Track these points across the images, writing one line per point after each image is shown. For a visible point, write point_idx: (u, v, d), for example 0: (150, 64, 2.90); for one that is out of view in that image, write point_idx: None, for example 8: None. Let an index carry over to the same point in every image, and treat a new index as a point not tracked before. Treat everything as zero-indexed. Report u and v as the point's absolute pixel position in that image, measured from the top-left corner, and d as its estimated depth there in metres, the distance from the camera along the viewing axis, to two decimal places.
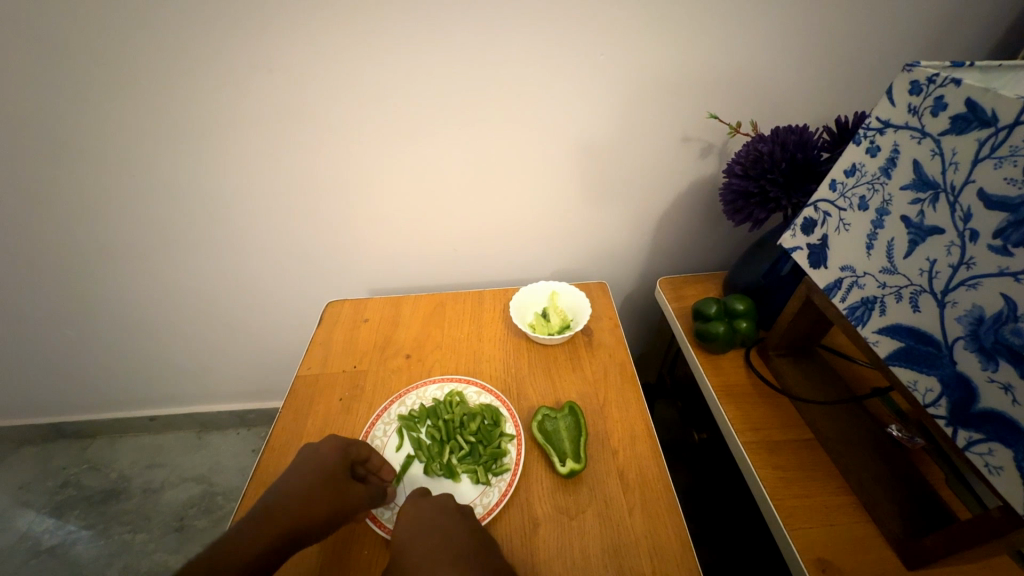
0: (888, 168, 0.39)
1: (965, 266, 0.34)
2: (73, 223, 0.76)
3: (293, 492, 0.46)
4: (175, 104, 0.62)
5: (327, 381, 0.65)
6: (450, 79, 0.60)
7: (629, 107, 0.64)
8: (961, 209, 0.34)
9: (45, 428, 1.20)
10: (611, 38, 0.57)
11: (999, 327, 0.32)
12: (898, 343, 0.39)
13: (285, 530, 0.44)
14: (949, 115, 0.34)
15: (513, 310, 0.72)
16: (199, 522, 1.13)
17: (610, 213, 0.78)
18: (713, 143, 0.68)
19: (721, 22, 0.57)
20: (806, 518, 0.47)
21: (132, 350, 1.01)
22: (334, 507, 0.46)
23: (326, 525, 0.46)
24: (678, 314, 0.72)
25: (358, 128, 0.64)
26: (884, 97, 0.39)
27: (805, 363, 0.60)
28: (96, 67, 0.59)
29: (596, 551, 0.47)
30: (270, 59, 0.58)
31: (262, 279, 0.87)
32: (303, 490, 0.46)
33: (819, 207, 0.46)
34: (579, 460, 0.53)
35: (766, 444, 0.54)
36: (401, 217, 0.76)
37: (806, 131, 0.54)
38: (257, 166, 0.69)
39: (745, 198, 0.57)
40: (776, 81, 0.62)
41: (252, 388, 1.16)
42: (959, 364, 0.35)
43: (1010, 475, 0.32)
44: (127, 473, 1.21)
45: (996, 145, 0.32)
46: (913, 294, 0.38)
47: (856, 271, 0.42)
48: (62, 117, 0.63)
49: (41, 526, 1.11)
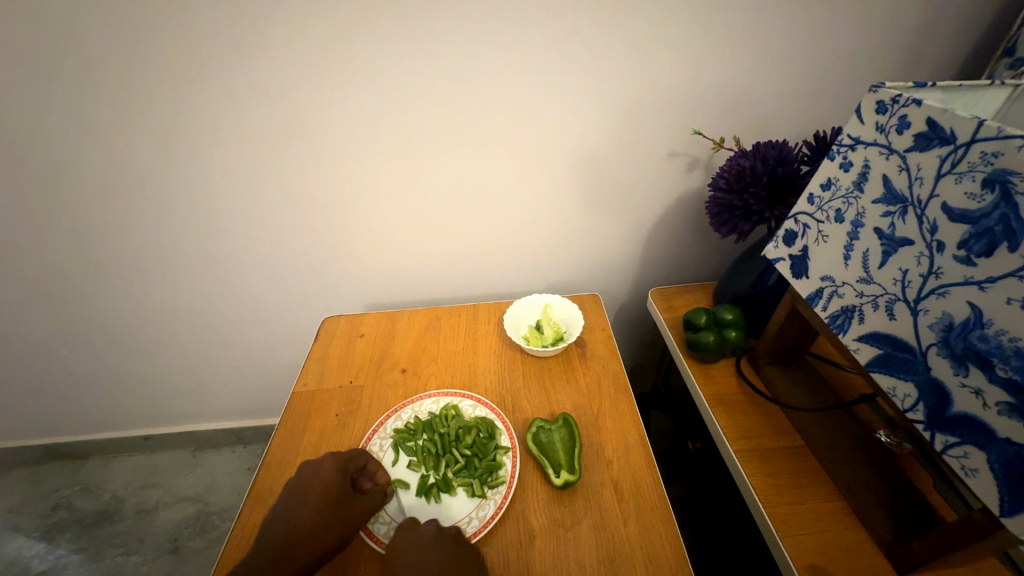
0: (860, 183, 0.41)
1: (934, 275, 0.35)
2: (72, 244, 0.77)
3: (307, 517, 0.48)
4: (177, 129, 0.64)
5: (323, 397, 0.66)
6: (442, 99, 0.62)
7: (617, 124, 0.66)
8: (928, 221, 0.36)
9: (39, 449, 1.19)
10: (596, 61, 0.60)
11: (968, 333, 0.33)
12: (877, 350, 0.40)
13: (302, 560, 0.46)
14: (913, 133, 0.36)
15: (508, 323, 0.73)
16: (194, 543, 1.11)
17: (601, 226, 0.80)
18: (698, 158, 0.71)
19: (701, 44, 0.59)
20: (797, 525, 0.48)
21: (127, 369, 1.01)
22: (341, 529, 0.48)
23: (337, 546, 0.48)
24: (669, 324, 0.74)
25: (353, 146, 0.66)
26: (854, 115, 0.41)
27: (794, 371, 0.61)
28: (100, 93, 0.60)
29: (592, 562, 0.47)
30: (268, 82, 0.60)
31: (258, 295, 0.88)
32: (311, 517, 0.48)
33: (798, 220, 0.47)
34: (573, 471, 0.54)
35: (758, 451, 0.55)
36: (396, 232, 0.78)
37: (786, 146, 0.56)
38: (254, 186, 0.70)
39: (730, 211, 0.58)
40: (757, 99, 0.65)
41: (248, 405, 1.16)
42: (933, 370, 0.36)
43: (985, 476, 0.33)
44: (121, 494, 1.19)
45: (955, 161, 0.34)
46: (889, 303, 0.39)
47: (835, 281, 0.44)
48: (64, 141, 0.65)
49: (32, 550, 1.09)
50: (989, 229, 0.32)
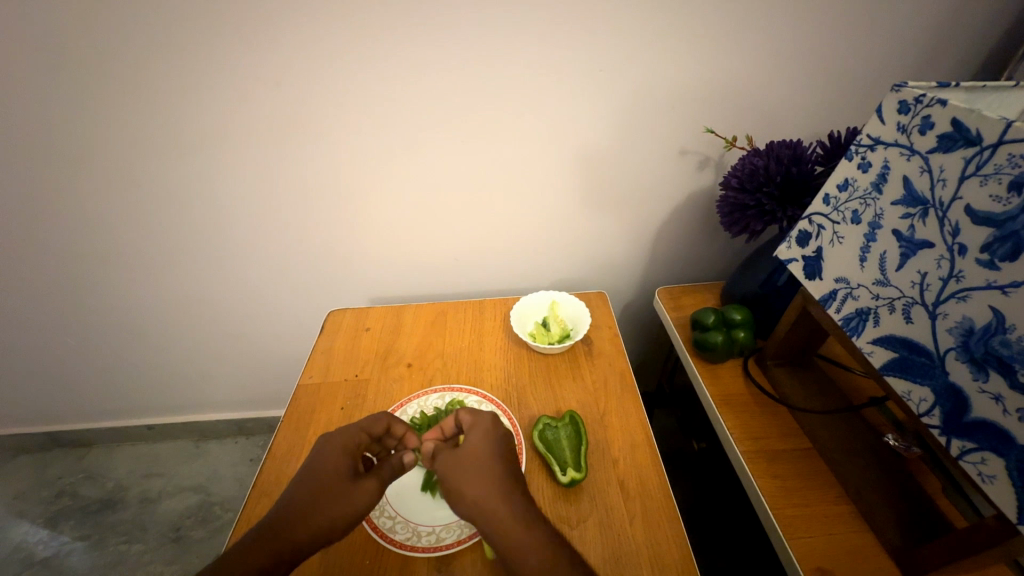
0: (880, 183, 0.41)
1: (955, 279, 0.35)
2: (78, 232, 0.76)
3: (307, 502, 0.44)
4: (185, 119, 0.63)
5: (329, 390, 0.66)
6: (452, 91, 0.61)
7: (630, 119, 0.65)
8: (950, 224, 0.35)
9: (42, 437, 1.19)
10: (609, 55, 0.59)
11: (989, 338, 0.33)
12: (892, 353, 0.40)
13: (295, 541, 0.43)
14: (937, 134, 0.36)
15: (514, 319, 0.73)
16: (196, 532, 1.12)
17: (610, 223, 0.79)
18: (710, 156, 0.70)
19: (715, 40, 0.58)
20: (805, 527, 0.47)
21: (131, 359, 1.01)
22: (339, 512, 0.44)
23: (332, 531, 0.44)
24: (676, 324, 0.73)
25: (361, 138, 0.65)
26: (874, 115, 0.41)
27: (803, 373, 0.61)
28: (109, 81, 0.60)
29: (598, 560, 0.47)
30: (278, 72, 0.59)
31: (263, 287, 0.88)
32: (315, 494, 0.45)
33: (813, 220, 0.47)
34: (580, 469, 0.53)
35: (765, 453, 0.54)
36: (403, 226, 0.77)
37: (800, 145, 0.55)
38: (261, 177, 0.70)
39: (742, 210, 0.58)
40: (771, 98, 0.64)
41: (251, 396, 1.16)
42: (951, 375, 0.36)
43: (1003, 483, 0.33)
44: (124, 483, 1.20)
45: (981, 163, 0.33)
46: (905, 306, 0.39)
47: (850, 283, 0.43)
48: (71, 129, 0.64)
49: (36, 536, 1.10)
50: (1015, 233, 0.31)
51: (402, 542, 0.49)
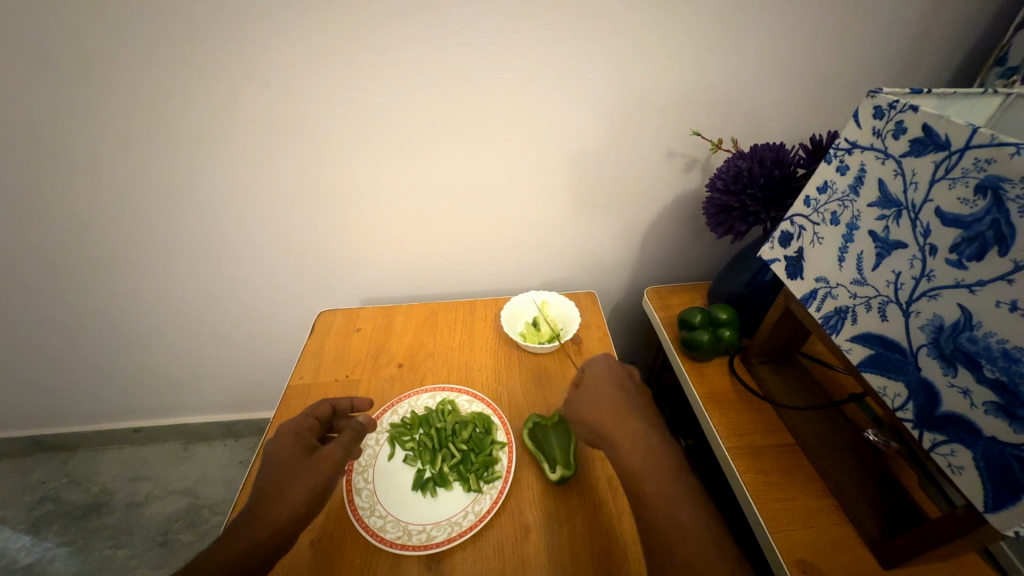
0: (856, 186, 0.42)
1: (926, 278, 0.36)
2: (61, 233, 0.75)
3: (273, 487, 0.45)
4: (172, 119, 0.63)
5: (320, 390, 0.66)
6: (442, 93, 0.62)
7: (618, 122, 0.67)
8: (922, 225, 0.37)
9: (24, 441, 1.17)
10: (598, 60, 0.60)
11: (958, 335, 0.34)
12: (869, 350, 0.41)
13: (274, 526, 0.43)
14: (909, 139, 0.37)
15: (505, 319, 0.74)
16: (184, 536, 1.11)
17: (599, 224, 0.80)
18: (696, 158, 0.71)
19: (701, 45, 0.60)
20: (787, 520, 0.49)
21: (117, 361, 1.00)
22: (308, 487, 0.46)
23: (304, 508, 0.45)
24: (664, 323, 0.74)
25: (351, 139, 0.66)
26: (851, 120, 0.42)
27: (787, 370, 0.62)
28: (93, 80, 0.59)
29: (588, 556, 0.48)
30: (266, 73, 0.59)
31: (253, 288, 0.87)
32: (277, 481, 0.45)
33: (794, 222, 0.48)
34: (569, 466, 0.54)
35: (750, 449, 0.55)
36: (394, 228, 0.78)
37: (783, 148, 0.57)
38: (250, 178, 0.70)
39: (727, 211, 0.59)
40: (755, 102, 0.66)
41: (241, 398, 1.15)
42: (923, 370, 0.37)
43: (971, 473, 0.34)
44: (110, 487, 1.18)
45: (950, 167, 0.34)
46: (881, 305, 0.40)
47: (829, 282, 0.45)
48: (55, 129, 0.63)
49: (18, 543, 1.08)
50: (981, 234, 0.33)
51: (393, 541, 0.49)
